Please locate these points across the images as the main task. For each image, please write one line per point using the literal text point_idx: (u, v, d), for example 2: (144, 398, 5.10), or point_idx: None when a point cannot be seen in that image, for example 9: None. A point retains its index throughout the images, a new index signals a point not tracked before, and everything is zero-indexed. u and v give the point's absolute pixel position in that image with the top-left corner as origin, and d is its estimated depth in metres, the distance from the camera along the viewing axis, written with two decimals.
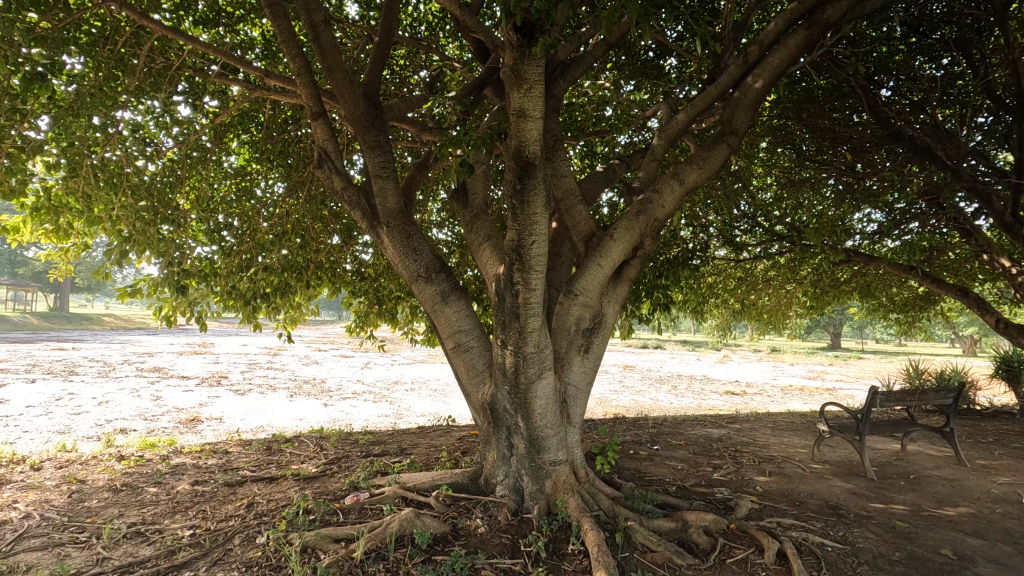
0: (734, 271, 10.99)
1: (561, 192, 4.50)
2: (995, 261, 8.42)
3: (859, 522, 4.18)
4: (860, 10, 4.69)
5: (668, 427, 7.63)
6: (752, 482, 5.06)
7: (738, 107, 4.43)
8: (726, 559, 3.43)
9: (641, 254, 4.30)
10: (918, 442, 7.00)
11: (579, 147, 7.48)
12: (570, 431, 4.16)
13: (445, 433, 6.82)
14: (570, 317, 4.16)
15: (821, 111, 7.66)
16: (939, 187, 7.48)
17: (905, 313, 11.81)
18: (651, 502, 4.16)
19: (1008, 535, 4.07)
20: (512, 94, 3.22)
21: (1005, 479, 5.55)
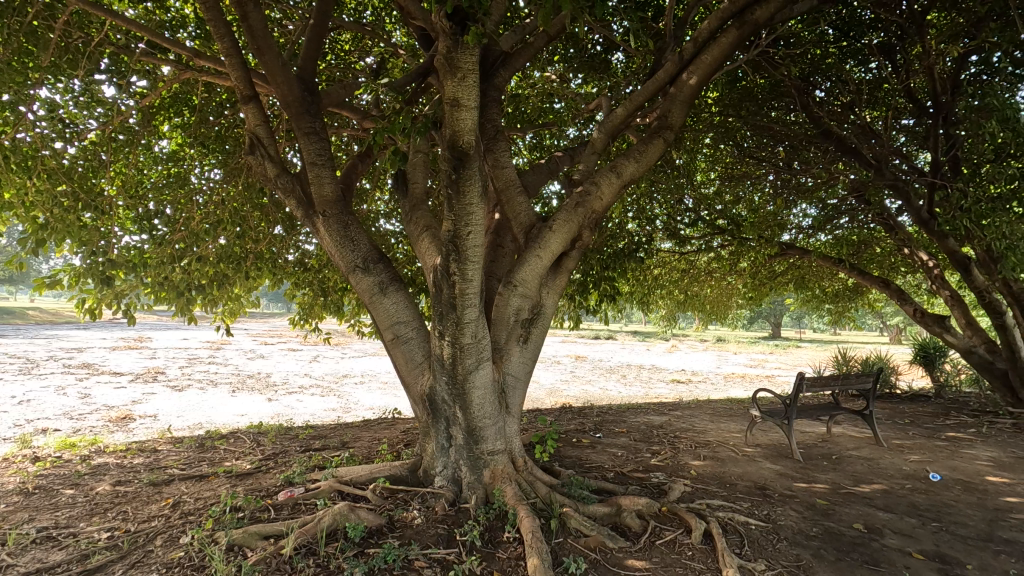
0: (679, 263, 11.34)
1: (501, 183, 4.50)
2: (914, 254, 9.00)
3: (783, 501, 4.41)
4: (792, 12, 4.84)
5: (612, 415, 7.80)
6: (687, 466, 5.26)
7: (673, 102, 4.51)
8: (656, 541, 3.55)
9: (579, 246, 4.36)
10: (842, 425, 7.44)
11: (528, 139, 7.48)
12: (509, 421, 4.21)
13: (389, 427, 6.74)
14: (509, 308, 4.19)
15: (759, 109, 7.95)
16: (864, 184, 7.92)
17: (836, 303, 12.50)
18: (587, 488, 4.25)
19: (914, 508, 4.38)
20: (446, 82, 3.20)
21: (916, 457, 5.98)
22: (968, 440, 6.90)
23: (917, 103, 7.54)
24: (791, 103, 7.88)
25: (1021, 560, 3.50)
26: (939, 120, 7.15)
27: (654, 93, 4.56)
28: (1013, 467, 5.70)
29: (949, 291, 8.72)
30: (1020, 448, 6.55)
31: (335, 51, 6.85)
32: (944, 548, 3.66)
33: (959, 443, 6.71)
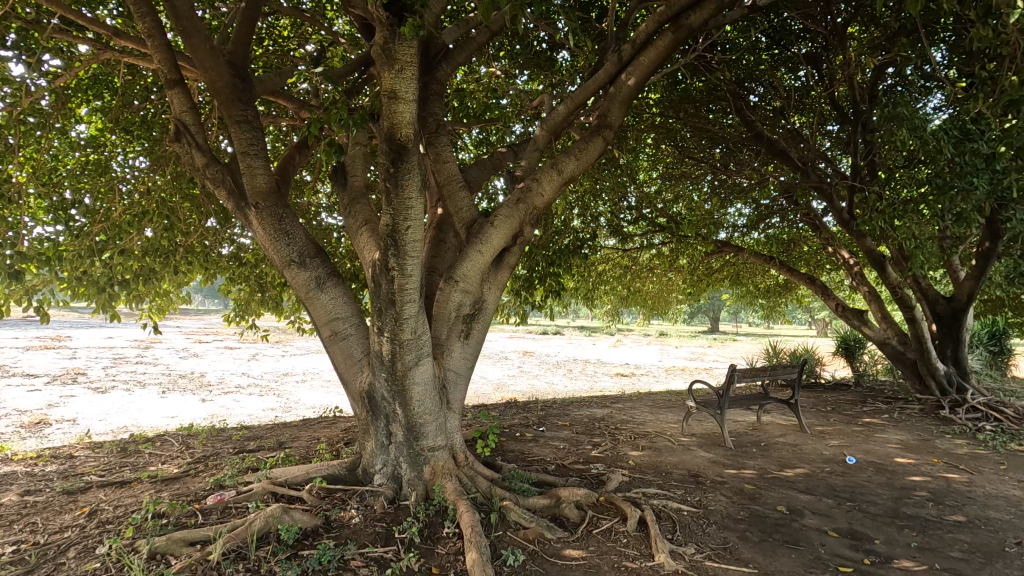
0: (622, 260, 11.62)
1: (443, 177, 4.47)
2: (837, 253, 9.60)
3: (714, 487, 4.61)
4: (725, 19, 5.03)
5: (556, 409, 7.94)
6: (626, 457, 5.42)
7: (612, 102, 4.61)
8: (593, 530, 3.64)
9: (521, 242, 4.38)
10: (771, 414, 7.87)
11: (474, 134, 7.46)
12: (450, 417, 4.21)
13: (330, 425, 6.58)
14: (450, 303, 4.18)
15: (697, 111, 8.25)
16: (792, 185, 8.37)
17: (768, 298, 13.17)
18: (527, 481, 4.31)
19: (832, 490, 4.69)
20: (383, 74, 3.15)
21: (836, 441, 6.40)
22: (881, 425, 7.45)
23: (840, 110, 8.02)
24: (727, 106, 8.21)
25: (922, 533, 3.81)
26: (859, 127, 7.64)
27: (594, 92, 4.64)
28: (918, 448, 6.20)
29: (867, 286, 9.34)
30: (925, 431, 7.13)
31: (272, 36, 6.57)
32: (856, 525, 3.94)
33: (873, 428, 7.23)
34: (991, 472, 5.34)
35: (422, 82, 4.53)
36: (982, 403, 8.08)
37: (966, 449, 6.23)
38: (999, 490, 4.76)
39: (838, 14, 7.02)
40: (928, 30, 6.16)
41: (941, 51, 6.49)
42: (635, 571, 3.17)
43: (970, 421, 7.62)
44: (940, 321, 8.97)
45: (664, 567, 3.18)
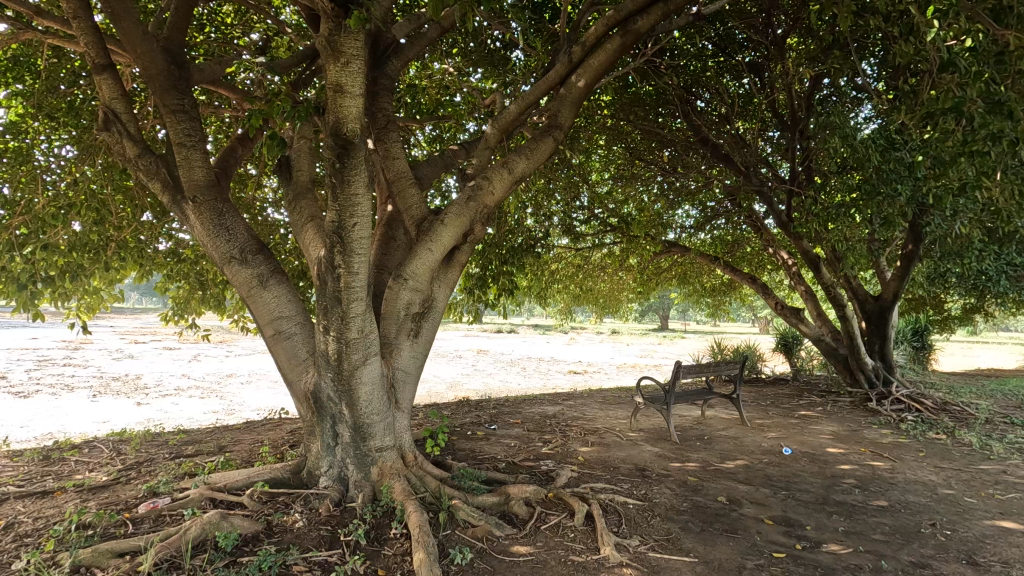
0: (574, 259, 11.78)
1: (393, 174, 4.41)
2: (777, 254, 10.05)
3: (659, 480, 4.75)
4: (672, 25, 5.17)
5: (508, 407, 7.97)
6: (575, 453, 5.51)
7: (562, 103, 4.67)
8: (541, 526, 3.68)
9: (471, 240, 4.37)
10: (715, 408, 8.17)
11: (427, 131, 7.39)
12: (399, 417, 4.17)
13: (275, 428, 6.38)
14: (399, 302, 4.13)
15: (647, 114, 8.45)
16: (735, 188, 8.71)
17: (713, 297, 13.66)
18: (477, 479, 4.32)
19: (768, 480, 4.92)
20: (329, 67, 3.08)
21: (773, 434, 6.72)
22: (815, 417, 7.87)
23: (779, 118, 8.40)
24: (675, 111, 8.45)
25: (848, 518, 4.05)
26: (796, 134, 8.02)
27: (545, 92, 4.69)
28: (848, 438, 6.58)
29: (804, 286, 9.83)
30: (854, 422, 7.58)
31: (215, 23, 6.30)
32: (789, 512, 4.15)
33: (808, 420, 7.63)
34: (911, 459, 5.73)
35: (371, 76, 4.46)
36: (905, 395, 8.66)
37: (890, 439, 6.66)
38: (917, 476, 5.12)
39: (778, 26, 7.34)
40: (859, 45, 6.54)
41: (871, 65, 6.87)
42: (581, 564, 3.23)
43: (894, 412, 8.16)
44: (869, 318, 9.55)
45: (609, 559, 3.25)
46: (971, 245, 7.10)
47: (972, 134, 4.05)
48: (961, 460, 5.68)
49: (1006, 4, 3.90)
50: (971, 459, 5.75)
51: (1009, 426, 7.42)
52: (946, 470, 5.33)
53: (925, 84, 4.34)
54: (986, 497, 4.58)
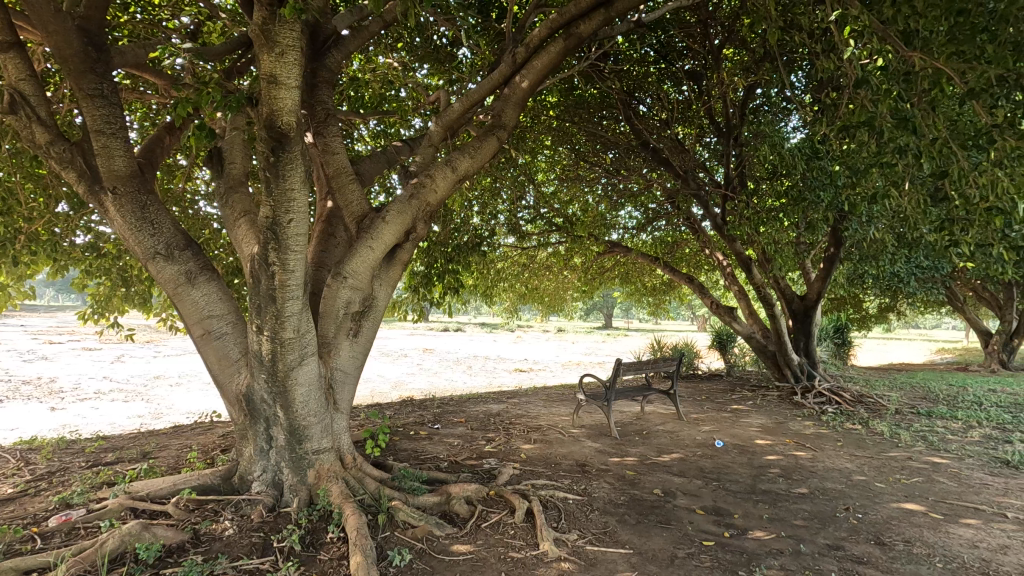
0: (520, 258, 11.87)
1: (332, 169, 4.30)
2: (713, 255, 10.48)
3: (599, 475, 4.87)
4: (614, 31, 5.28)
5: (453, 406, 7.95)
6: (518, 450, 5.56)
7: (507, 103, 4.66)
8: (482, 524, 3.70)
9: (413, 238, 4.32)
10: (653, 404, 8.44)
11: (371, 125, 7.23)
12: (337, 418, 4.08)
13: (205, 432, 6.08)
14: (338, 301, 4.03)
15: (591, 116, 8.61)
16: (674, 191, 9.02)
17: (654, 296, 14.10)
18: (418, 479, 4.29)
19: (701, 471, 5.14)
20: (262, 56, 2.97)
21: (707, 427, 7.02)
22: (746, 410, 8.28)
23: (715, 125, 8.76)
24: (618, 114, 8.65)
25: (773, 506, 4.29)
26: (731, 141, 8.39)
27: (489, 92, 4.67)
28: (774, 430, 6.96)
29: (737, 286, 10.30)
30: (781, 415, 8.03)
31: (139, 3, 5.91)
32: (719, 502, 4.35)
33: (739, 413, 8.02)
34: (830, 448, 6.13)
35: (310, 67, 4.35)
36: (826, 388, 9.26)
37: (812, 430, 7.10)
38: (835, 464, 5.49)
39: (715, 36, 7.65)
40: (787, 58, 6.92)
41: (799, 77, 7.25)
42: (520, 560, 3.27)
43: (816, 405, 8.70)
44: (795, 317, 10.14)
45: (548, 554, 3.31)
46: (884, 249, 7.66)
47: (884, 146, 4.37)
48: (873, 448, 6.14)
49: (913, 28, 4.24)
50: (881, 447, 6.22)
51: (915, 415, 8.08)
52: (860, 458, 5.74)
53: (844, 98, 4.65)
54: (893, 482, 4.97)
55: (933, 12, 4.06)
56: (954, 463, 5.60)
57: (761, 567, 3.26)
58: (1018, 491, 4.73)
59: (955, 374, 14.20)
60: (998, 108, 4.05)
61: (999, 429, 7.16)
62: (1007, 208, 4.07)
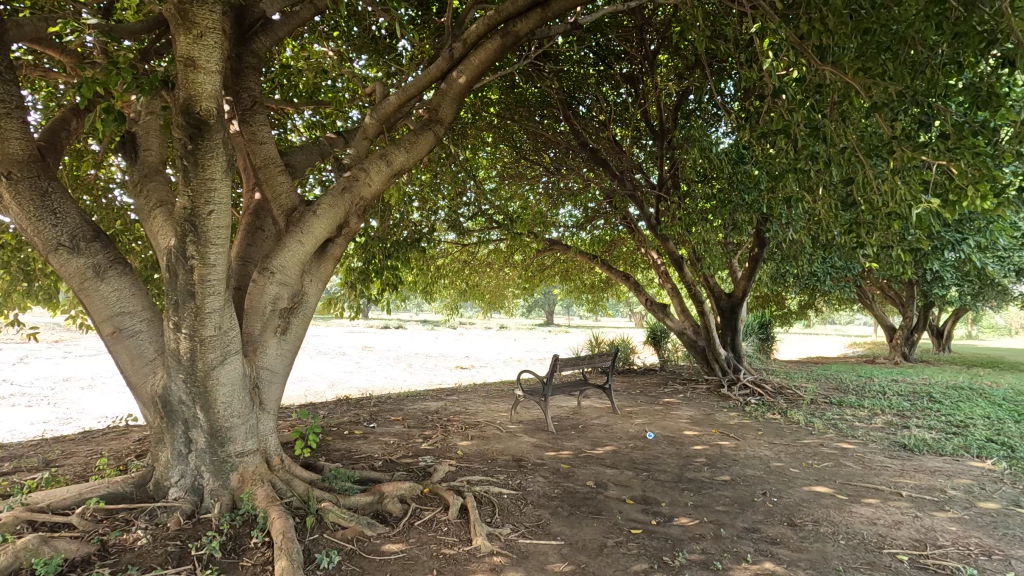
0: (460, 255, 11.82)
1: (259, 160, 4.11)
2: (648, 254, 10.82)
3: (534, 469, 4.94)
4: (552, 31, 5.32)
5: (390, 404, 7.83)
6: (454, 447, 5.55)
7: (443, 97, 4.59)
8: (415, 522, 3.67)
9: (346, 233, 4.21)
10: (590, 398, 8.65)
11: (306, 116, 6.96)
12: (263, 418, 3.93)
13: (119, 437, 5.69)
14: (264, 297, 3.87)
15: (531, 114, 8.68)
16: (611, 191, 9.24)
17: (592, 293, 14.41)
18: (349, 479, 4.20)
19: (632, 463, 5.32)
20: (178, 37, 2.80)
21: (640, 420, 7.27)
22: (677, 403, 8.64)
23: (651, 127, 9.03)
24: (558, 114, 8.75)
25: (697, 493, 4.50)
26: (665, 144, 8.68)
27: (426, 86, 4.60)
28: (702, 421, 7.31)
29: (670, 284, 10.69)
30: (709, 407, 8.43)
31: None
32: (648, 491, 4.52)
33: (670, 406, 8.35)
34: (751, 437, 6.50)
35: (235, 53, 4.17)
36: (750, 380, 9.80)
37: (736, 420, 7.50)
38: (755, 452, 5.83)
39: (650, 42, 7.88)
40: (716, 67, 7.22)
41: (728, 85, 7.57)
42: (453, 557, 3.26)
43: (741, 397, 9.20)
44: (723, 313, 10.66)
45: (480, 549, 3.32)
46: (803, 250, 8.17)
47: (799, 154, 4.67)
48: (790, 436, 6.56)
49: (826, 44, 4.54)
50: (797, 435, 6.66)
51: (828, 405, 8.71)
52: (778, 445, 6.12)
53: (765, 107, 4.92)
54: (806, 467, 5.34)
55: (841, 30, 4.37)
56: (860, 447, 6.08)
57: (684, 551, 3.41)
58: (912, 471, 5.20)
59: (863, 366, 15.41)
60: (898, 122, 4.41)
61: (899, 415, 7.83)
62: (903, 214, 4.46)
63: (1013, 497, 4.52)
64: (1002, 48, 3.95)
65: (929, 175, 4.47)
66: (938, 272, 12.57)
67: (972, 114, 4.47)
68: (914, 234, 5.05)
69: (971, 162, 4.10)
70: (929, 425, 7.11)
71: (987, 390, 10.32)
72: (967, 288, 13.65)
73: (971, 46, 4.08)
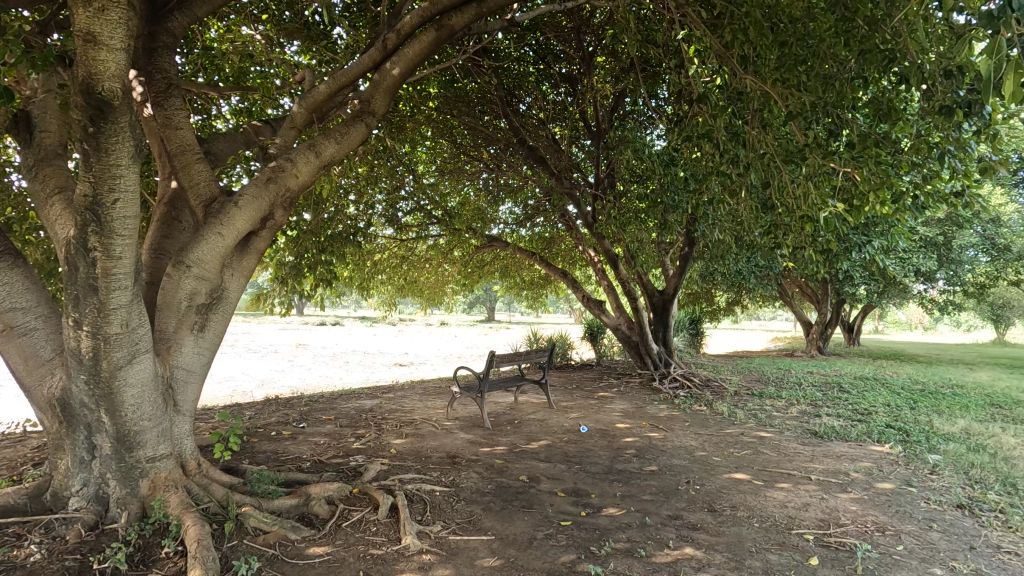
0: (398, 250, 11.60)
1: (175, 146, 3.86)
2: (586, 252, 11.02)
3: (468, 465, 4.93)
4: (490, 27, 5.24)
5: (322, 403, 7.59)
6: (388, 446, 5.45)
7: (376, 89, 4.41)
8: (342, 523, 3.58)
9: (271, 225, 4.02)
10: (526, 394, 8.74)
11: (233, 103, 6.62)
12: (178, 421, 3.71)
13: (14, 444, 5.20)
14: (180, 292, 3.65)
15: (470, 110, 8.59)
16: (549, 188, 9.33)
17: (532, 290, 14.54)
18: (274, 482, 4.04)
19: (565, 456, 5.42)
20: (76, 10, 2.58)
21: (575, 414, 7.41)
22: (611, 397, 8.87)
23: (588, 127, 9.16)
24: (497, 111, 8.73)
25: (626, 484, 4.65)
26: (601, 145, 8.85)
27: (357, 76, 4.40)
28: (634, 414, 7.55)
29: (607, 281, 10.94)
30: (640, 400, 8.74)
31: None
32: (579, 483, 4.62)
33: (605, 400, 8.56)
34: (679, 428, 6.79)
35: (147, 30, 3.93)
36: (680, 374, 10.22)
37: (665, 412, 7.79)
38: (681, 442, 6.09)
39: (588, 43, 7.97)
40: (650, 72, 7.43)
41: (662, 90, 7.78)
42: (380, 557, 3.20)
43: (671, 390, 9.58)
44: (655, 309, 11.02)
45: (409, 548, 3.28)
46: (728, 250, 8.57)
47: (723, 158, 4.92)
48: (714, 427, 6.90)
49: (747, 56, 4.76)
50: (720, 425, 7.01)
51: (750, 396, 9.22)
52: (703, 435, 6.42)
53: (691, 112, 5.13)
54: (728, 455, 5.62)
55: (762, 41, 4.57)
56: (776, 436, 6.47)
57: (610, 541, 3.51)
58: (821, 456, 5.59)
59: (782, 359, 16.43)
60: (810, 130, 4.69)
61: (812, 404, 8.40)
62: (814, 217, 4.79)
63: (906, 477, 4.95)
64: (900, 66, 4.27)
65: (836, 181, 4.82)
66: (849, 272, 13.54)
67: (875, 125, 4.84)
68: (824, 236, 5.42)
69: (873, 170, 4.45)
70: (838, 414, 7.67)
71: (888, 380, 11.25)
72: (874, 286, 14.78)
73: (875, 63, 4.41)
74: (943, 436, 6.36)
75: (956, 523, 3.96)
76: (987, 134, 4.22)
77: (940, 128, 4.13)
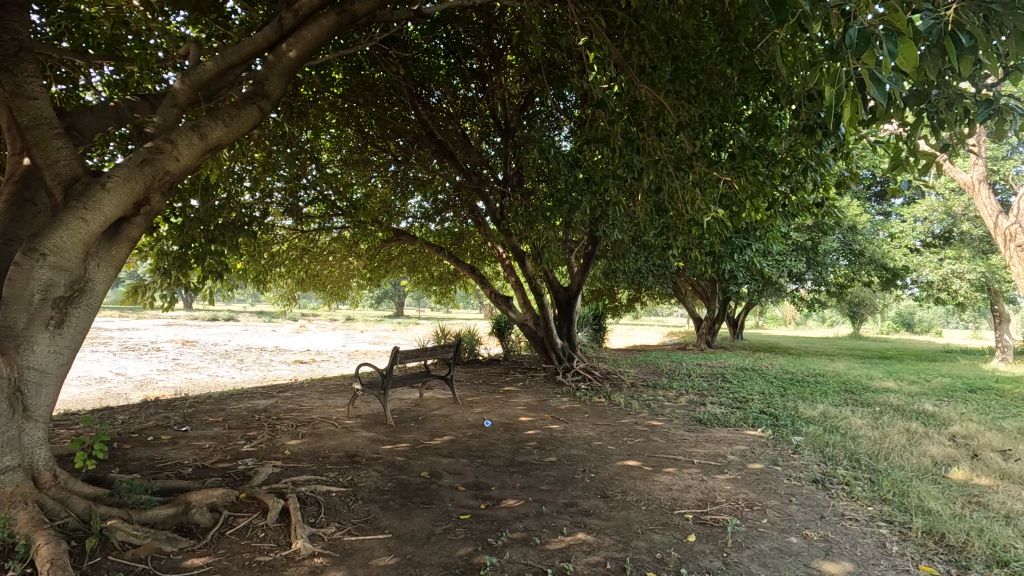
0: (298, 242, 11.03)
1: (26, 118, 3.41)
2: (495, 247, 11.07)
3: (368, 464, 4.81)
4: (395, 16, 5.00)
5: (208, 404, 7.07)
6: (281, 447, 5.18)
7: (271, 72, 4.12)
8: (226, 531, 3.37)
9: (146, 211, 3.66)
10: (432, 390, 8.69)
11: (107, 73, 6.00)
12: (28, 427, 3.32)
13: None
14: (32, 283, 3.24)
15: (377, 100, 8.30)
16: (458, 183, 9.29)
17: (440, 285, 14.43)
18: (148, 491, 3.72)
19: (467, 451, 5.45)
20: None
21: (479, 409, 7.48)
22: (516, 391, 9.04)
23: (498, 124, 9.21)
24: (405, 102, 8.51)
25: (525, 475, 4.77)
26: (509, 142, 8.87)
27: (249, 55, 4.09)
28: (536, 407, 7.76)
29: (515, 278, 11.10)
30: (544, 393, 8.99)
31: None
32: (480, 477, 4.67)
33: (509, 394, 8.72)
34: (578, 419, 7.06)
35: None
36: (582, 368, 10.61)
37: (567, 405, 8.08)
38: (580, 433, 6.35)
39: (497, 40, 7.90)
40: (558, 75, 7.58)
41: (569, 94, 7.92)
42: (268, 563, 3.06)
43: (574, 383, 9.94)
44: (560, 306, 11.36)
45: (299, 552, 3.16)
46: (628, 249, 9.02)
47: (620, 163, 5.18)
48: (611, 417, 7.27)
49: (646, 66, 5.01)
50: (617, 415, 7.39)
51: (645, 387, 9.81)
52: (600, 426, 6.73)
53: (593, 116, 5.33)
54: (621, 444, 5.94)
55: (657, 53, 4.92)
56: (666, 424, 6.93)
57: (507, 531, 3.59)
58: (703, 441, 6.09)
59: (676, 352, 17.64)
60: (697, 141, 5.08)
61: (698, 394, 9.10)
62: (700, 220, 5.20)
63: (773, 457, 5.52)
64: (773, 85, 4.70)
65: (720, 189, 5.24)
66: (733, 272, 14.78)
67: (754, 138, 5.31)
68: (708, 238, 5.90)
69: (750, 179, 4.89)
70: (720, 402, 8.37)
71: (764, 371, 12.46)
72: (754, 286, 16.25)
73: (754, 81, 4.82)
74: (805, 419, 7.17)
75: (811, 496, 4.48)
76: (842, 153, 4.81)
77: (806, 145, 4.62)
